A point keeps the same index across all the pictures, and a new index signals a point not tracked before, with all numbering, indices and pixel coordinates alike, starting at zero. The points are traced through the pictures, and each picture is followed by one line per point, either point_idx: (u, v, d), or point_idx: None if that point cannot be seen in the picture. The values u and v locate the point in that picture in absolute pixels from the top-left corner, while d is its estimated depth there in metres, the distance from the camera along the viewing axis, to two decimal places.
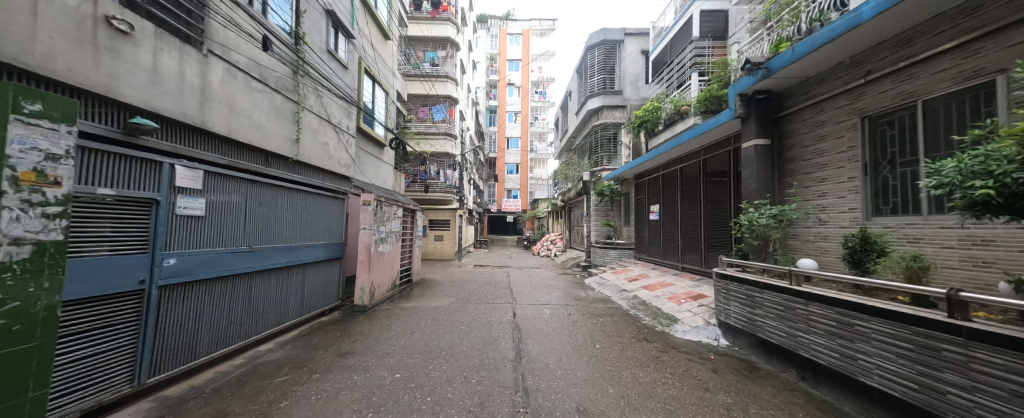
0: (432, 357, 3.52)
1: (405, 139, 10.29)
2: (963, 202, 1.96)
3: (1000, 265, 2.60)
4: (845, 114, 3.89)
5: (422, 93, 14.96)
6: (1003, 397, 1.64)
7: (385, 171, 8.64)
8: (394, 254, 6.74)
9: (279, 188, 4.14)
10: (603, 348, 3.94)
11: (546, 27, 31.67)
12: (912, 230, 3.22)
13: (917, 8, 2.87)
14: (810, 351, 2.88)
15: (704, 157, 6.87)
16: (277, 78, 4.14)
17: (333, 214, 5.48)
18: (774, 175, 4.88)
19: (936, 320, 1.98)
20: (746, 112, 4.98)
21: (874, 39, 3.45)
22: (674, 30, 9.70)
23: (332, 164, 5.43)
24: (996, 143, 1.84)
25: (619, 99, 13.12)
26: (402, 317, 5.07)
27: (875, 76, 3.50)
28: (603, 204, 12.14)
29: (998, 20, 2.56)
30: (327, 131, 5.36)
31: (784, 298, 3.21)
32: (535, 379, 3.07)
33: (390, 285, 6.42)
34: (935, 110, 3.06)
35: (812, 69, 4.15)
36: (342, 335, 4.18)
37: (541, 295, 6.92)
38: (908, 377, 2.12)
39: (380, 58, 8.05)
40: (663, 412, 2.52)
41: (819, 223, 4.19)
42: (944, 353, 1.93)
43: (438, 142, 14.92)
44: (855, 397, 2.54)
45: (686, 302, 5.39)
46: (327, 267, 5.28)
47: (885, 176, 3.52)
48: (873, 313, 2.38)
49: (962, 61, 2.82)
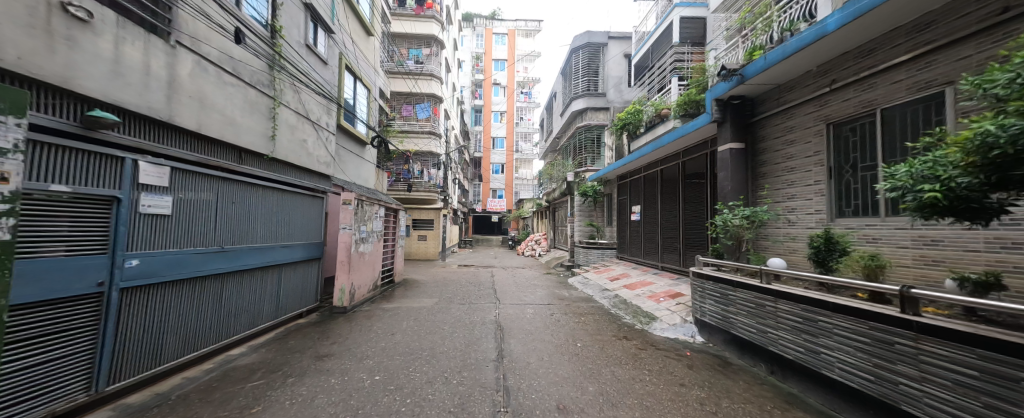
0: (414, 358, 3.48)
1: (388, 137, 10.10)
2: (914, 204, 2.09)
3: (948, 263, 2.80)
4: (813, 120, 4.08)
5: (406, 90, 14.68)
6: (948, 386, 1.78)
7: (366, 169, 8.47)
8: (376, 254, 6.64)
9: (253, 186, 3.99)
10: (584, 346, 4.01)
11: (532, 28, 31.82)
12: (871, 231, 3.40)
13: (877, 20, 3.05)
14: (779, 346, 3.02)
15: (683, 159, 7.05)
16: (252, 73, 3.99)
17: (311, 213, 5.33)
18: (748, 177, 5.04)
19: (889, 315, 2.12)
20: (722, 116, 5.15)
21: (840, 50, 3.64)
22: (656, 35, 9.94)
23: (310, 162, 5.29)
24: (945, 151, 1.98)
25: (602, 101, 13.36)
26: (383, 318, 5.00)
27: (841, 84, 3.68)
28: (587, 204, 12.30)
29: (951, 35, 2.74)
30: (305, 127, 5.21)
31: (755, 296, 3.34)
32: (516, 379, 3.08)
33: (371, 285, 6.31)
34: (893, 117, 3.25)
35: (782, 77, 4.34)
36: (320, 337, 4.09)
37: (525, 295, 6.96)
38: (865, 369, 2.26)
39: (362, 54, 7.89)
40: (640, 408, 2.58)
41: (788, 224, 4.37)
42: (896, 346, 2.07)
43: (422, 141, 14.74)
44: (818, 389, 2.68)
45: (665, 300, 5.53)
46: (305, 267, 5.14)
47: (848, 180, 3.72)
48: (834, 309, 2.51)
49: (916, 73, 3.01)
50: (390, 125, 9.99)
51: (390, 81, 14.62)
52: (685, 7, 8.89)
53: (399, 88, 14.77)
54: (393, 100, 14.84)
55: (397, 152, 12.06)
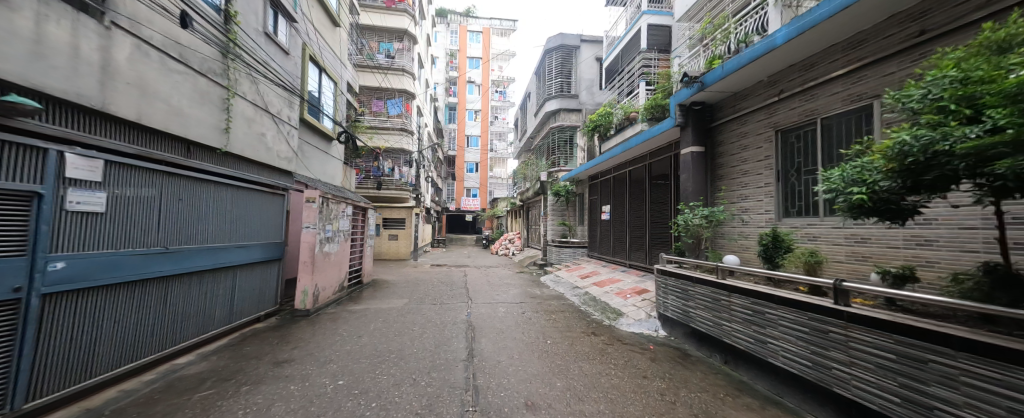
0: (380, 360, 3.39)
1: (356, 133, 9.74)
2: (846, 205, 2.32)
3: (873, 258, 3.12)
4: (763, 127, 4.38)
5: (376, 84, 14.19)
6: (871, 369, 2.01)
7: (333, 166, 8.12)
8: (343, 254, 6.39)
9: (203, 182, 3.72)
10: (554, 343, 4.08)
11: (507, 27, 31.87)
12: (812, 230, 3.71)
13: (818, 36, 3.34)
14: (732, 338, 3.22)
15: (649, 160, 7.32)
16: (202, 60, 3.72)
17: (270, 211, 5.04)
18: (708, 179, 5.33)
19: (824, 306, 2.33)
20: (685, 120, 5.41)
21: (786, 62, 3.94)
22: (625, 40, 10.27)
23: (269, 157, 4.99)
24: (870, 157, 2.21)
25: (575, 103, 13.67)
26: (348, 320, 4.82)
27: (787, 94, 3.99)
28: (559, 204, 12.50)
29: (878, 53, 3.05)
30: (264, 120, 4.92)
31: (711, 291, 3.55)
32: (486, 378, 3.07)
33: (337, 287, 6.07)
34: (831, 126, 3.56)
35: (737, 86, 4.64)
36: (279, 342, 3.88)
37: (497, 294, 6.98)
38: (804, 356, 2.48)
39: (328, 46, 7.55)
40: (606, 401, 2.68)
41: (742, 223, 4.66)
42: (830, 334, 2.29)
43: (393, 138, 14.31)
44: (765, 377, 2.90)
45: (631, 296, 5.75)
46: (263, 269, 4.86)
47: (793, 182, 4.03)
48: (779, 302, 2.72)
49: (850, 86, 3.32)
50: (359, 120, 9.64)
51: (359, 75, 14.08)
52: (652, 15, 9.27)
53: (368, 83, 14.26)
54: (363, 95, 14.30)
55: (367, 149, 11.65)
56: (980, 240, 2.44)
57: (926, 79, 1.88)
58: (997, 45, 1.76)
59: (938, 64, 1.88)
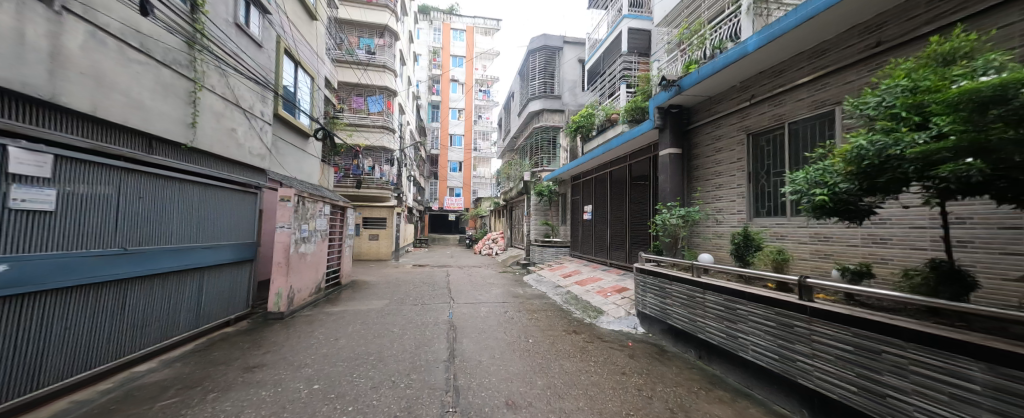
0: (358, 363, 3.31)
1: (335, 130, 9.47)
2: (809, 205, 2.45)
3: (834, 256, 3.30)
4: (736, 130, 4.55)
5: (355, 81, 13.83)
6: (831, 360, 2.14)
7: (309, 164, 7.86)
8: (320, 255, 6.19)
9: (166, 179, 3.52)
10: (535, 342, 4.11)
11: (491, 27, 31.85)
12: (780, 229, 3.89)
13: (786, 45, 3.52)
14: (706, 333, 3.34)
15: (630, 161, 7.47)
16: (166, 50, 3.53)
17: (241, 210, 4.82)
18: (685, 180, 5.50)
19: (790, 302, 2.46)
20: (663, 123, 5.55)
21: (757, 68, 4.12)
22: (606, 43, 10.46)
23: (240, 154, 4.78)
24: (831, 161, 2.34)
25: (558, 103, 13.79)
26: (325, 323, 4.69)
27: (758, 99, 4.17)
28: (542, 203, 12.58)
29: (840, 62, 3.24)
30: (235, 115, 4.71)
31: (687, 288, 3.66)
32: (467, 378, 3.06)
33: (313, 288, 5.87)
34: (798, 130, 3.74)
35: (711, 90, 4.81)
36: (251, 347, 3.73)
37: (480, 293, 6.96)
38: (771, 349, 2.60)
39: (304, 40, 7.30)
40: (585, 398, 2.71)
41: (716, 223, 4.83)
42: (795, 328, 2.41)
43: (373, 135, 14.00)
44: (737, 371, 3.01)
45: (611, 295, 5.86)
46: (233, 270, 4.64)
47: (763, 184, 4.20)
48: (749, 299, 2.84)
49: (815, 93, 3.50)
50: (338, 117, 9.38)
51: (338, 70, 13.69)
52: (632, 19, 9.47)
53: (347, 79, 13.89)
54: (342, 91, 13.90)
55: (346, 146, 11.34)
56: (927, 238, 2.64)
57: (880, 87, 2.01)
58: (943, 57, 1.90)
59: (891, 74, 2.02)
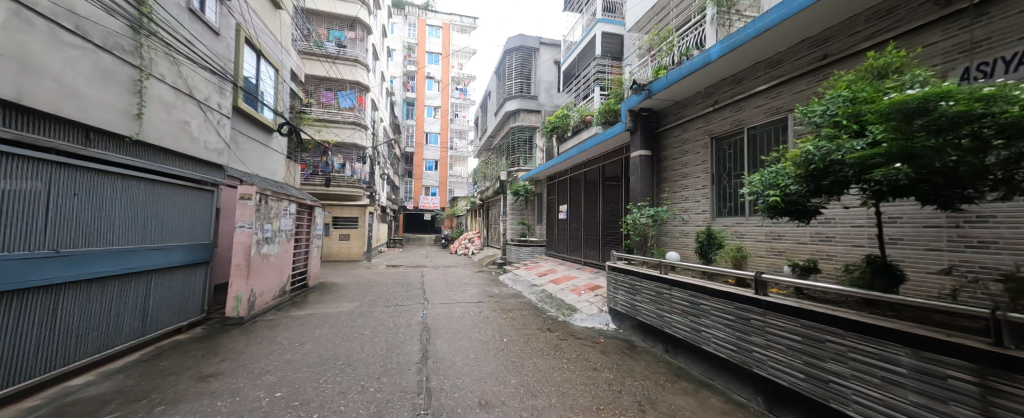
0: (325, 368, 3.19)
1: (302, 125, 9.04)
2: (764, 206, 2.62)
3: (786, 253, 3.55)
4: (700, 134, 4.78)
5: (324, 74, 13.28)
6: (783, 350, 2.30)
7: (273, 160, 7.44)
8: (285, 256, 5.88)
9: (105, 174, 3.22)
10: (510, 341, 4.12)
11: (468, 25, 31.63)
12: (739, 228, 4.12)
13: (745, 54, 3.74)
14: (672, 328, 3.49)
15: (603, 162, 7.63)
16: (107, 34, 3.23)
17: (194, 208, 4.49)
18: (654, 181, 5.70)
19: (747, 296, 2.62)
20: (635, 125, 5.73)
21: (720, 76, 4.35)
22: (581, 45, 10.66)
23: (194, 148, 4.46)
24: (782, 164, 2.51)
25: (534, 104, 13.91)
26: (290, 327, 4.47)
27: (721, 105, 4.40)
28: (518, 203, 12.64)
29: (793, 72, 3.50)
30: (188, 107, 4.39)
31: (655, 285, 3.80)
32: (439, 379, 3.02)
33: (277, 291, 5.58)
34: (755, 135, 3.98)
35: (678, 95, 5.02)
36: (206, 355, 3.49)
37: (455, 293, 6.89)
38: (731, 341, 2.76)
39: (267, 29, 6.90)
40: (557, 394, 2.76)
41: (683, 222, 5.04)
42: (752, 321, 2.57)
43: (344, 132, 13.52)
44: (700, 363, 3.16)
45: (585, 292, 5.99)
46: (186, 273, 4.32)
47: (725, 185, 4.43)
48: (711, 294, 3.00)
49: (770, 100, 3.75)
50: (305, 112, 8.95)
51: (305, 63, 13.08)
52: (606, 23, 9.72)
53: (316, 72, 13.31)
54: (309, 84, 13.30)
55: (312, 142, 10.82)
56: (866, 236, 2.88)
57: (825, 97, 2.18)
58: (878, 71, 2.09)
59: (835, 85, 2.19)
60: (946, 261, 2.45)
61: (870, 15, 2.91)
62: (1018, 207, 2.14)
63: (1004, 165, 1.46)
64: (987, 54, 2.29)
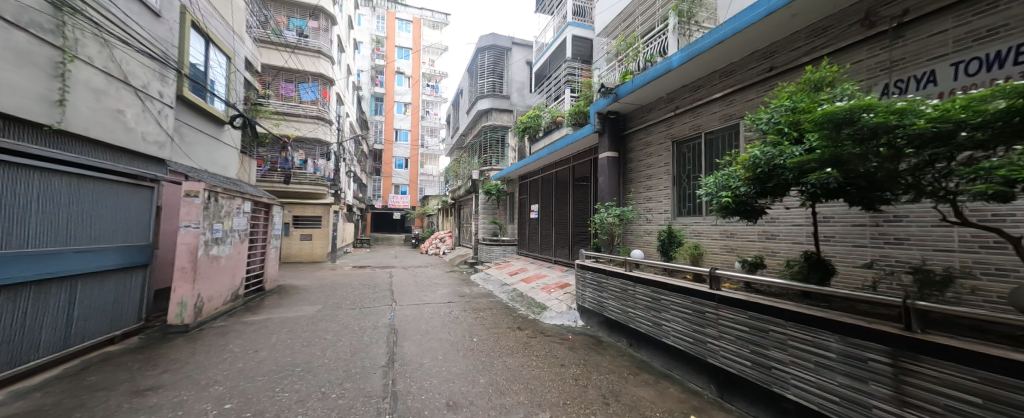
0: (281, 376, 3.01)
1: (258, 118, 8.46)
2: (718, 206, 2.80)
3: (737, 250, 3.81)
4: (663, 137, 5.02)
5: (282, 64, 12.51)
6: (733, 341, 2.47)
7: (225, 155, 6.90)
8: (238, 257, 5.48)
9: (19, 167, 2.84)
10: (480, 340, 4.11)
11: (439, 21, 31.14)
12: (697, 227, 4.37)
13: (703, 63, 3.97)
14: (636, 323, 3.64)
15: (573, 163, 7.79)
16: (18, 9, 2.85)
17: (128, 206, 4.06)
18: (621, 181, 5.90)
19: (703, 291, 2.79)
20: (603, 127, 5.90)
21: (680, 83, 4.59)
22: (553, 47, 10.81)
23: (129, 140, 4.04)
24: (733, 168, 2.70)
25: (506, 103, 13.95)
26: (243, 334, 4.17)
27: (681, 110, 4.64)
28: (490, 202, 12.61)
29: (744, 82, 3.77)
30: (123, 94, 3.97)
31: (621, 282, 3.94)
32: (406, 382, 2.95)
33: (228, 296, 5.19)
34: (712, 140, 4.23)
35: (642, 100, 5.24)
36: (144, 367, 3.18)
37: (425, 294, 6.76)
38: (688, 334, 2.92)
39: (217, 13, 6.38)
40: (525, 392, 2.79)
41: (646, 221, 5.27)
42: (706, 314, 2.73)
43: (306, 126, 12.83)
44: (660, 355, 3.32)
45: (554, 291, 6.09)
46: (118, 277, 3.90)
47: (684, 186, 4.68)
48: (671, 290, 3.15)
49: (725, 108, 4.01)
50: (262, 104, 8.38)
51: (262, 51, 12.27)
52: (576, 27, 9.95)
53: (274, 62, 12.51)
54: (267, 75, 12.48)
55: (270, 136, 10.15)
56: (804, 234, 3.17)
57: (770, 105, 2.36)
58: (815, 84, 2.30)
59: (778, 95, 2.39)
60: (869, 256, 2.75)
61: (809, 32, 3.21)
62: (925, 209, 2.44)
63: (912, 171, 1.65)
64: (903, 72, 2.59)
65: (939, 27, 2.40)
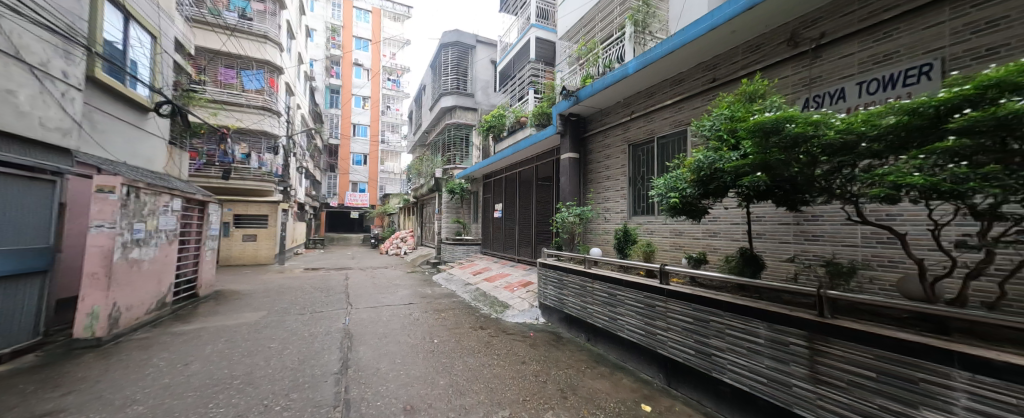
0: (217, 390, 2.74)
1: (190, 105, 7.62)
2: (667, 206, 2.98)
3: (684, 247, 4.10)
4: (620, 140, 5.25)
5: (219, 47, 11.36)
6: (680, 331, 2.65)
7: (149, 145, 6.13)
8: (165, 261, 4.90)
9: None
10: (441, 341, 4.04)
11: (400, 13, 30.19)
12: (649, 226, 4.63)
13: (655, 71, 4.22)
14: (593, 318, 3.78)
15: (536, 163, 7.91)
16: None
17: (19, 203, 3.46)
18: (581, 182, 6.10)
19: (653, 286, 2.96)
20: (565, 129, 6.05)
21: (635, 89, 4.85)
22: (516, 48, 10.90)
23: (21, 126, 3.46)
24: (680, 170, 2.89)
25: (470, 101, 13.85)
26: (171, 346, 3.73)
27: (636, 115, 4.89)
28: (454, 201, 12.42)
29: (690, 91, 4.06)
30: (14, 72, 3.40)
31: (580, 279, 4.07)
32: (361, 388, 2.82)
33: (153, 304, 4.62)
34: (664, 144, 4.50)
35: (601, 104, 5.44)
36: (42, 389, 2.73)
37: (384, 296, 6.53)
38: (640, 327, 3.08)
39: None
40: (485, 391, 2.79)
41: (605, 221, 5.49)
42: (656, 307, 2.90)
43: (250, 117, 11.81)
44: (616, 349, 3.47)
45: (517, 289, 6.16)
46: (6, 287, 3.31)
47: (639, 187, 4.93)
48: (626, 286, 3.30)
49: (674, 114, 4.29)
50: (194, 91, 7.56)
51: (196, 32, 11.06)
52: (539, 29, 10.10)
53: (211, 45, 11.33)
54: (201, 58, 11.26)
55: (205, 127, 9.20)
56: (741, 232, 3.48)
57: (712, 113, 2.56)
58: (749, 96, 2.54)
59: (719, 104, 2.60)
60: (792, 251, 3.07)
61: (746, 48, 3.54)
62: (835, 209, 2.79)
63: (825, 176, 1.88)
64: (819, 88, 2.94)
65: (847, 50, 2.76)
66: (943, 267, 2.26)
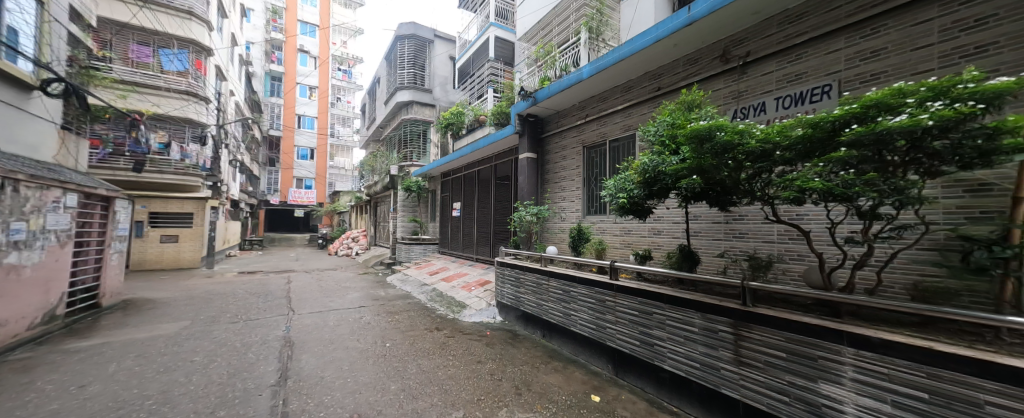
0: (123, 413, 2.39)
1: (88, 85, 6.54)
2: (616, 206, 3.15)
3: (631, 245, 4.36)
4: (576, 142, 5.43)
5: (127, 20, 9.71)
6: (627, 323, 2.80)
7: (34, 130, 5.14)
8: (55, 266, 4.16)
9: None
10: (393, 345, 3.89)
11: None
12: (601, 224, 4.86)
13: (608, 77, 4.43)
14: (548, 315, 3.87)
15: (495, 162, 7.92)
16: None
17: None
18: (539, 181, 6.20)
19: (604, 282, 3.10)
20: (524, 129, 6.11)
21: (589, 93, 5.04)
22: (476, 45, 10.77)
23: None
24: (628, 173, 3.07)
25: (428, 97, 13.48)
26: (64, 367, 3.18)
27: (590, 118, 5.10)
28: (411, 199, 11.95)
29: (639, 98, 4.32)
30: None
31: (536, 277, 4.14)
32: (301, 399, 2.63)
33: (38, 318, 3.90)
34: (615, 147, 4.74)
35: (558, 106, 5.59)
36: None
37: (332, 300, 6.12)
38: (592, 321, 3.22)
39: None
40: (439, 393, 2.74)
41: (561, 220, 5.65)
42: (606, 302, 3.04)
43: (170, 102, 10.48)
44: (569, 344, 3.58)
45: (474, 289, 6.12)
46: None
47: (593, 187, 5.14)
48: (579, 282, 3.43)
49: (624, 119, 4.54)
50: (94, 69, 6.50)
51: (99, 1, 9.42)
52: (498, 28, 10.10)
53: (117, 16, 9.67)
54: (104, 31, 9.64)
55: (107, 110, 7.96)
56: (681, 230, 3.78)
57: (656, 119, 2.73)
58: (688, 105, 2.76)
59: (662, 111, 2.79)
60: (722, 247, 3.38)
61: (685, 61, 3.84)
62: (757, 209, 3.12)
63: (747, 180, 2.10)
64: (746, 101, 3.27)
65: (767, 68, 3.11)
66: (837, 259, 2.63)
